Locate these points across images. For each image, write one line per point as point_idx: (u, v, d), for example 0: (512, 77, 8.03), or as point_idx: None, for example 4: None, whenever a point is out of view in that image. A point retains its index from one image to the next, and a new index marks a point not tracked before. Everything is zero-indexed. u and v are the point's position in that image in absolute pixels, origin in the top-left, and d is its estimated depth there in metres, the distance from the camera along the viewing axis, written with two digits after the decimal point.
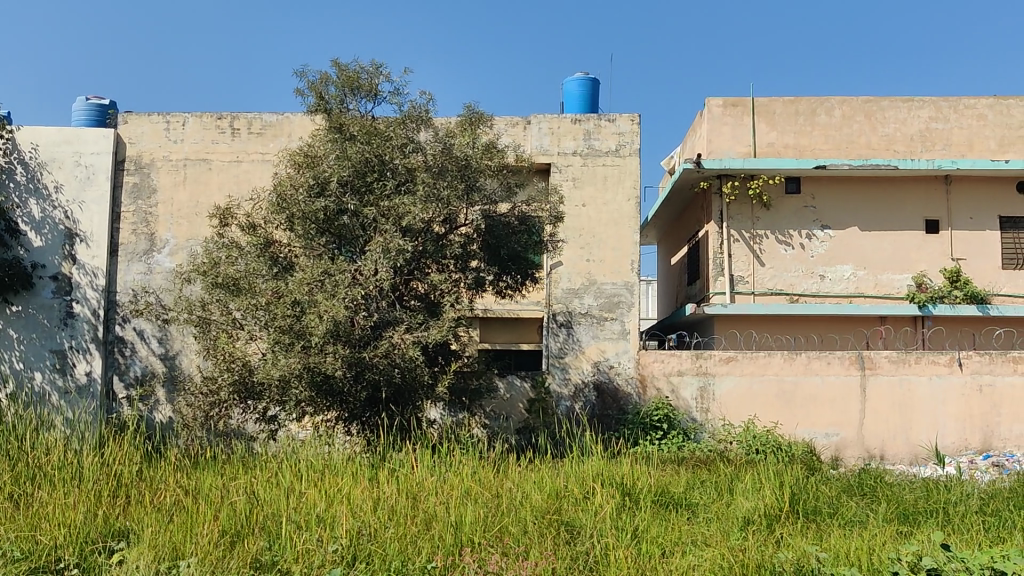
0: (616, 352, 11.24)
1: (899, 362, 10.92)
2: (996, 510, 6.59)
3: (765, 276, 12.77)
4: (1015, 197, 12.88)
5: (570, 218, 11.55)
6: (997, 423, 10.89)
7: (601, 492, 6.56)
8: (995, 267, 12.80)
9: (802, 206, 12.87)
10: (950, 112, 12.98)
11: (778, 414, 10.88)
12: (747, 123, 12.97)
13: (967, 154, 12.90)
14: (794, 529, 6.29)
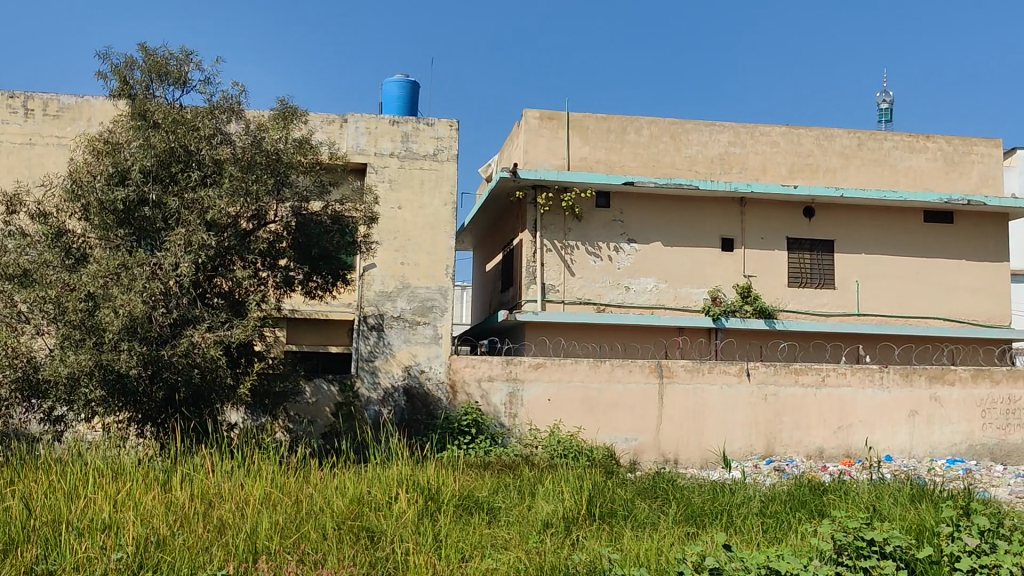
0: (427, 356, 11.21)
1: (695, 371, 11.52)
2: (774, 511, 7.02)
3: (574, 285, 13.14)
4: (802, 220, 13.86)
5: (385, 220, 11.48)
6: (780, 430, 11.66)
7: (404, 497, 6.54)
8: (782, 284, 13.71)
9: (611, 219, 13.33)
10: (747, 138, 13.82)
11: (581, 419, 11.21)
12: (562, 136, 13.31)
13: (761, 178, 13.78)
14: (590, 531, 6.50)
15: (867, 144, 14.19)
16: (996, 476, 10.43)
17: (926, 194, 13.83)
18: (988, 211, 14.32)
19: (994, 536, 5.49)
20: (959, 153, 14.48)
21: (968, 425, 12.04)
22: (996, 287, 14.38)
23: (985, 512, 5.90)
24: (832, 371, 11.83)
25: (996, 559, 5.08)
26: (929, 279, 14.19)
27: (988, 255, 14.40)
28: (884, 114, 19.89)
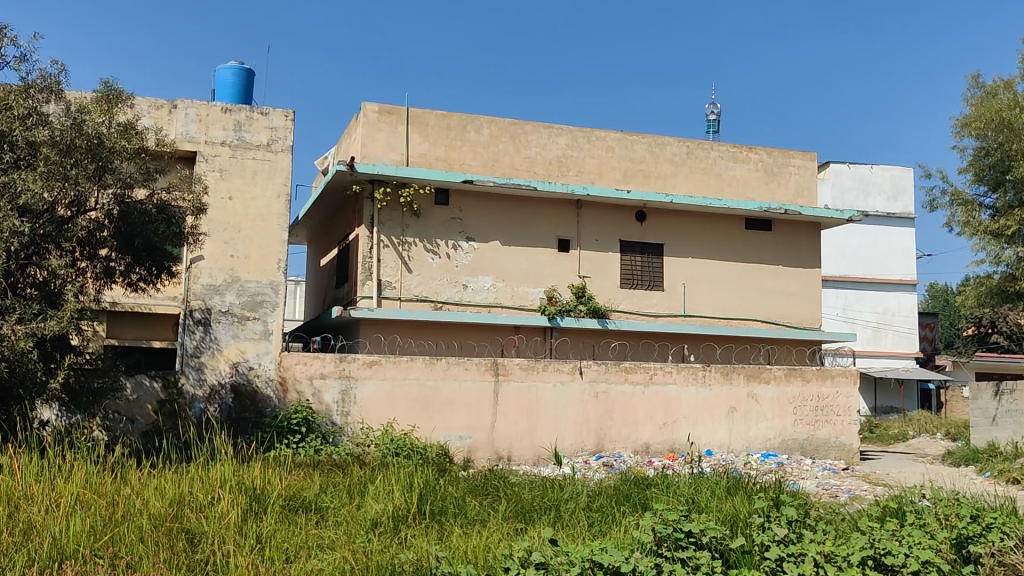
0: (257, 353, 10.86)
1: (529, 369, 11.68)
2: (600, 505, 7.20)
3: (411, 282, 13.05)
4: (634, 223, 14.29)
5: (214, 210, 11.06)
6: (609, 426, 11.98)
7: (226, 497, 6.30)
8: (614, 285, 14.10)
9: (449, 217, 13.32)
10: (583, 142, 14.15)
11: (415, 417, 11.15)
12: (401, 132, 13.20)
13: (596, 182, 14.14)
14: (418, 530, 6.47)
15: (695, 152, 14.78)
16: (805, 470, 11.08)
17: (747, 202, 14.54)
18: (803, 220, 15.22)
19: (800, 526, 5.83)
20: (778, 165, 15.31)
21: (781, 421, 12.74)
22: (808, 292, 15.31)
23: (793, 504, 6.24)
24: (658, 370, 12.27)
25: (801, 547, 5.35)
26: (749, 283, 14.93)
27: (802, 262, 15.30)
28: (711, 125, 20.80)
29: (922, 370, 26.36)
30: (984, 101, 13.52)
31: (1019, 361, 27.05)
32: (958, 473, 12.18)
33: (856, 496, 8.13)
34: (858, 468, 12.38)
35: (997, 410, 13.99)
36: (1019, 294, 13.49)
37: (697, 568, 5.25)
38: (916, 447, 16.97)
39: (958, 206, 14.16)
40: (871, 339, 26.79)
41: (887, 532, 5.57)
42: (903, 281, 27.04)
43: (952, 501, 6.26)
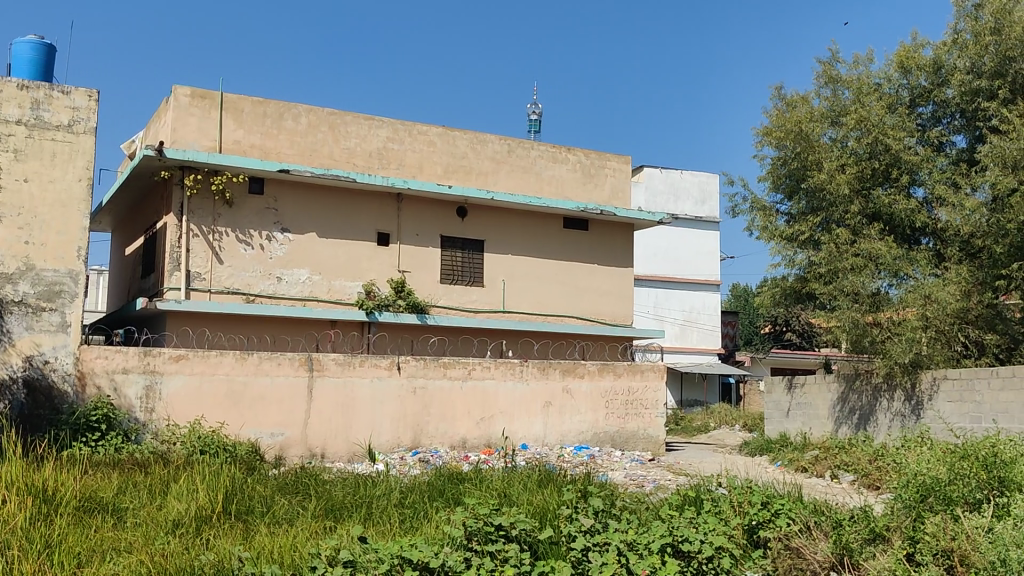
0: (53, 346, 10.13)
1: (345, 365, 11.51)
2: (413, 502, 7.15)
3: (222, 273, 12.58)
4: (454, 219, 14.34)
5: (7, 193, 10.29)
6: (426, 422, 11.98)
7: (14, 499, 5.88)
8: (434, 280, 14.11)
9: (263, 206, 12.92)
10: (404, 135, 14.07)
11: (225, 414, 10.76)
12: (214, 117, 12.68)
13: (417, 176, 14.09)
14: (221, 530, 6.24)
15: (515, 151, 15.00)
16: (614, 461, 11.46)
17: (565, 202, 14.89)
18: (617, 221, 15.73)
19: (606, 516, 6.02)
20: (595, 167, 15.77)
21: (593, 415, 13.11)
22: (621, 290, 15.85)
23: (600, 495, 6.44)
24: (477, 365, 12.38)
25: (605, 536, 5.52)
26: (566, 280, 15.29)
27: (616, 261, 15.82)
28: (533, 124, 21.17)
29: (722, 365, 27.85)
30: (782, 113, 14.37)
31: (809, 356, 29.06)
32: (753, 462, 12.92)
33: (659, 487, 8.48)
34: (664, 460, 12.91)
35: (789, 403, 14.96)
36: (810, 295, 14.46)
37: (505, 560, 5.32)
38: (716, 439, 17.89)
39: (757, 211, 15.03)
40: (678, 336, 28.05)
41: (685, 520, 5.82)
42: (709, 282, 28.47)
43: (745, 489, 6.62)
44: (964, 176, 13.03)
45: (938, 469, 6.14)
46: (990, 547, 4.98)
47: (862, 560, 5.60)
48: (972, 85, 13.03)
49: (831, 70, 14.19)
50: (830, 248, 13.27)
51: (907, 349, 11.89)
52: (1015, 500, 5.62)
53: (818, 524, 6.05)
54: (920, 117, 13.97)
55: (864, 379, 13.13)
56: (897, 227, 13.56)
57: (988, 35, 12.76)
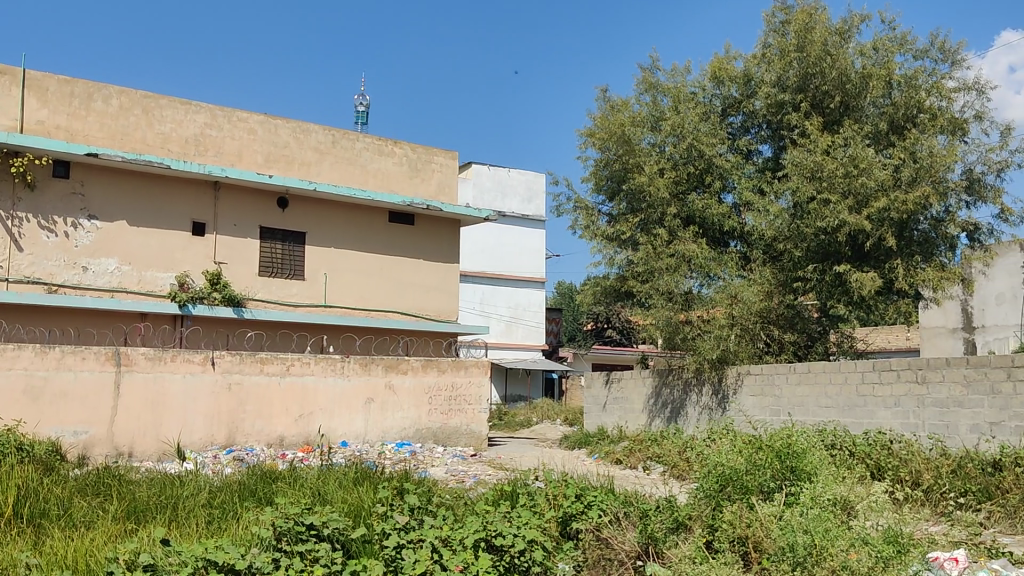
0: None
1: (156, 360, 10.99)
2: (222, 502, 6.88)
3: (22, 262, 11.80)
4: (274, 210, 13.96)
5: None
6: (242, 419, 11.63)
7: None
8: (252, 273, 13.70)
9: (68, 191, 12.17)
10: (224, 122, 13.60)
11: (22, 412, 10.07)
12: (15, 95, 11.84)
13: (236, 164, 13.65)
14: (9, 537, 5.83)
15: (339, 142, 14.79)
16: (434, 458, 11.49)
17: (390, 196, 14.80)
18: (442, 216, 15.76)
19: (421, 512, 6.01)
20: (422, 161, 15.74)
21: (416, 412, 13.07)
22: (445, 285, 15.88)
23: (416, 492, 6.44)
24: (296, 361, 12.10)
25: (419, 534, 5.50)
26: (389, 275, 15.18)
27: (442, 256, 15.83)
28: (360, 116, 20.91)
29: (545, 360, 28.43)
30: (605, 116, 14.78)
31: (628, 352, 30.13)
32: (571, 455, 13.25)
33: (478, 482, 8.54)
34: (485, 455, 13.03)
35: (606, 397, 15.47)
36: (629, 294, 14.96)
37: (314, 560, 5.22)
38: (537, 433, 18.24)
39: (581, 211, 15.43)
40: (504, 332, 28.40)
41: (499, 514, 5.91)
42: (534, 278, 29.09)
43: (561, 481, 6.80)
44: (769, 183, 13.82)
45: (737, 458, 6.38)
46: (775, 529, 5.23)
47: (664, 548, 5.83)
48: (777, 98, 13.83)
49: (650, 78, 14.73)
50: (647, 250, 13.76)
51: (716, 346, 12.49)
52: (802, 487, 5.91)
53: (627, 515, 6.21)
54: (730, 126, 14.76)
55: (676, 374, 13.69)
56: (709, 230, 14.23)
57: (792, 52, 13.58)
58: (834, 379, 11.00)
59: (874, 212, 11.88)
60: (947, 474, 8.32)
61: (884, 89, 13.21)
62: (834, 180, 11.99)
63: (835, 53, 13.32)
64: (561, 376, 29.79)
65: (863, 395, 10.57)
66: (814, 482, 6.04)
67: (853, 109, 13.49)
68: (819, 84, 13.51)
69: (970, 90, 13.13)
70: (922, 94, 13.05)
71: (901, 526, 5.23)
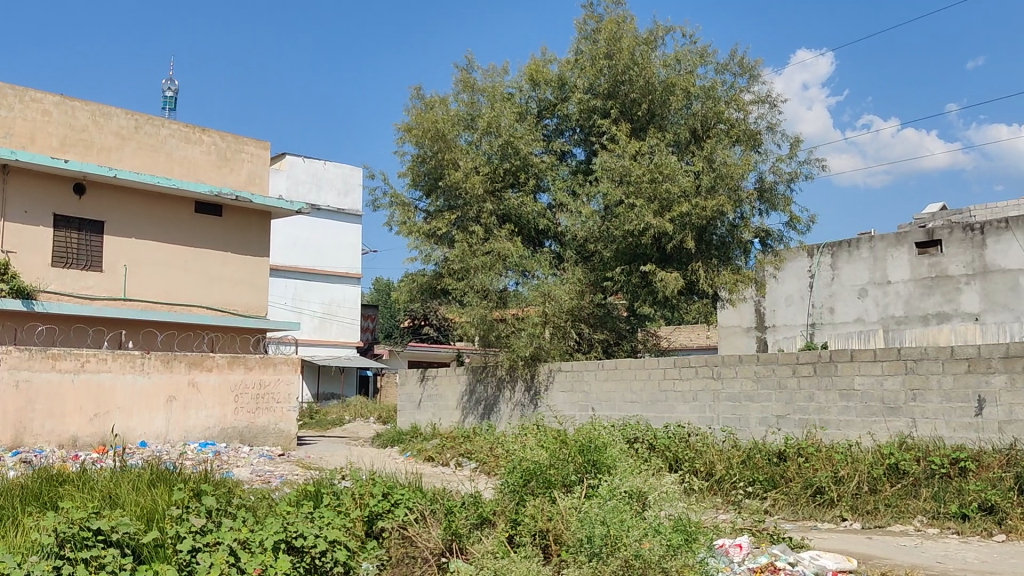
0: None
1: None
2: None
3: None
4: (70, 196, 13.17)
5: None
6: (30, 419, 10.91)
7: None
8: (45, 263, 12.88)
9: None
10: (14, 101, 12.72)
11: None
12: None
13: (28, 147, 12.80)
14: None
15: (143, 127, 14.10)
16: (240, 457, 11.16)
17: (196, 184, 14.26)
18: (252, 208, 15.32)
19: (220, 515, 5.85)
20: (231, 150, 15.24)
21: (221, 410, 12.65)
22: (254, 280, 15.42)
23: (215, 494, 6.26)
24: (92, 357, 11.46)
25: (216, 536, 5.36)
26: (195, 268, 14.60)
27: (250, 249, 15.37)
28: (168, 101, 20.03)
29: (360, 358, 28.14)
30: (420, 112, 14.73)
31: (444, 349, 30.34)
32: (383, 453, 13.20)
33: (282, 482, 8.37)
34: (294, 454, 12.73)
35: (421, 395, 15.56)
36: (444, 291, 15.06)
37: (101, 567, 4.98)
38: (351, 431, 18.06)
39: (397, 207, 15.36)
40: (316, 328, 27.84)
41: (302, 515, 5.83)
42: (348, 274, 28.80)
43: (367, 481, 6.75)
44: (580, 186, 14.21)
45: (541, 452, 6.47)
46: (574, 522, 5.41)
47: (467, 544, 5.93)
48: (589, 103, 14.28)
49: (468, 77, 14.85)
50: (463, 247, 13.82)
51: (529, 343, 12.76)
52: (601, 480, 6.02)
53: (433, 512, 6.29)
54: (545, 128, 15.07)
55: (490, 371, 13.87)
56: (524, 228, 14.51)
57: (602, 59, 14.06)
58: (638, 375, 11.47)
59: (676, 216, 12.42)
60: (738, 465, 8.87)
61: (685, 100, 13.88)
62: (641, 185, 12.48)
63: (642, 62, 13.85)
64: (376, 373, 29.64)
65: (665, 390, 11.07)
66: (611, 475, 6.13)
67: (658, 117, 14.08)
68: (628, 92, 14.04)
69: (764, 103, 13.98)
70: (721, 105, 13.76)
71: (689, 514, 5.42)
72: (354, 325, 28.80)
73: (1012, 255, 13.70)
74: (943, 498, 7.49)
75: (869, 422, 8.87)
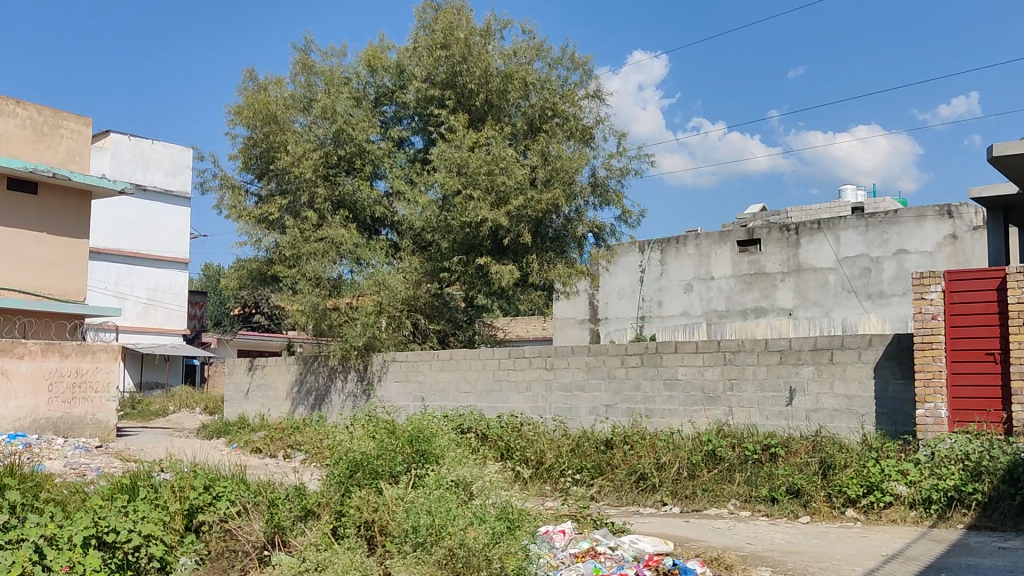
0: None
1: None
2: None
3: None
4: None
5: None
6: None
7: None
8: None
9: None
10: None
11: None
12: None
13: None
14: None
15: None
16: (53, 449, 10.58)
17: (9, 160, 13.38)
18: (71, 187, 14.51)
19: (25, 510, 5.61)
20: (49, 125, 14.40)
21: (33, 400, 11.96)
22: (72, 263, 14.61)
23: (19, 489, 5.96)
24: None
25: (20, 533, 5.15)
26: (6, 249, 13.71)
27: (68, 231, 14.55)
28: None
29: (187, 346, 27.22)
30: (254, 93, 14.29)
31: (275, 338, 29.75)
32: (208, 445, 12.86)
33: (93, 474, 8.03)
34: (114, 446, 12.16)
35: (249, 384, 15.23)
36: (275, 278, 14.74)
37: None
38: (174, 422, 17.40)
39: (227, 189, 14.87)
40: (140, 315, 26.70)
41: (115, 509, 5.65)
42: (175, 259, 27.85)
43: (187, 473, 6.55)
44: (418, 175, 14.30)
45: (367, 443, 6.30)
46: (399, 513, 5.41)
47: (291, 537, 5.86)
48: (427, 92, 14.30)
49: (306, 59, 14.53)
50: (294, 233, 13.45)
51: (362, 333, 12.64)
52: (429, 471, 6.00)
53: (256, 504, 6.21)
54: (383, 115, 14.97)
55: (320, 362, 13.73)
56: (360, 216, 14.35)
57: (439, 49, 14.08)
58: (473, 366, 11.56)
59: (512, 208, 12.59)
60: (567, 453, 9.11)
61: (523, 92, 14.07)
62: (477, 176, 12.56)
63: (478, 53, 13.97)
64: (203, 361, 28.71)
65: (499, 380, 11.21)
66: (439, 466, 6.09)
67: (496, 108, 14.22)
68: (465, 83, 14.12)
69: (596, 98, 14.34)
70: (556, 100, 14.03)
71: (514, 501, 5.50)
72: (181, 312, 27.89)
73: (822, 255, 14.61)
74: (755, 482, 7.91)
75: (690, 411, 9.27)
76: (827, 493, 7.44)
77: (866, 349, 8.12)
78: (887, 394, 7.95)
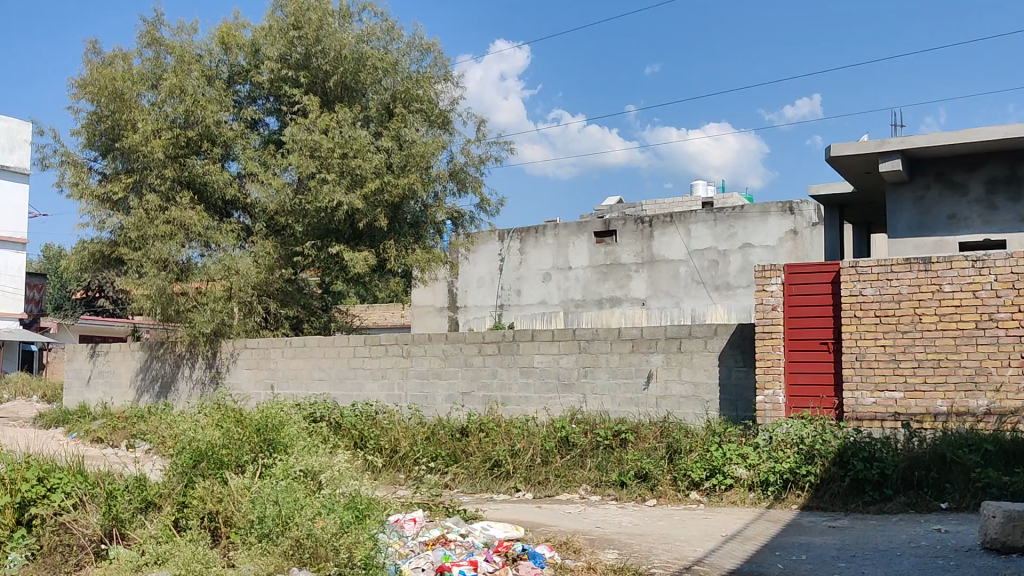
0: None
1: None
2: None
3: None
4: None
5: None
6: None
7: None
8: None
9: None
10: None
11: None
12: None
13: None
14: None
15: None
16: None
17: None
18: None
19: None
20: None
21: None
22: None
23: None
24: None
25: None
26: None
27: None
28: None
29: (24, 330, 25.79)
30: (99, 67, 13.63)
31: (120, 324, 28.47)
32: (44, 435, 12.28)
33: None
34: None
35: (90, 371, 14.60)
36: (119, 260, 14.14)
37: None
38: (8, 411, 16.48)
39: (68, 166, 14.13)
40: None
41: None
42: (11, 238, 26.27)
43: (17, 465, 6.26)
44: (271, 157, 13.73)
45: (213, 432, 6.15)
46: (243, 503, 5.33)
47: (129, 530, 5.66)
48: (281, 73, 13.85)
49: (154, 31, 13.92)
50: (140, 214, 13.00)
51: (210, 320, 12.40)
52: (277, 460, 5.89)
53: (93, 497, 6.02)
54: (237, 94, 14.43)
55: (167, 348, 13.37)
56: (209, 199, 13.84)
57: (291, 30, 13.77)
58: (327, 353, 11.41)
59: (368, 192, 12.50)
60: (422, 441, 9.12)
61: (378, 75, 14.06)
62: (330, 160, 12.37)
63: (332, 34, 13.74)
64: (43, 347, 27.29)
65: (354, 368, 11.11)
66: (287, 455, 5.98)
67: (351, 91, 14.03)
68: (320, 64, 13.83)
69: (453, 84, 14.33)
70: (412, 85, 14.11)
71: (363, 490, 5.48)
72: (18, 295, 26.39)
73: (673, 247, 15.10)
74: (605, 467, 8.11)
75: (545, 398, 9.44)
76: (673, 477, 7.72)
77: (712, 338, 8.45)
78: (731, 381, 8.32)
